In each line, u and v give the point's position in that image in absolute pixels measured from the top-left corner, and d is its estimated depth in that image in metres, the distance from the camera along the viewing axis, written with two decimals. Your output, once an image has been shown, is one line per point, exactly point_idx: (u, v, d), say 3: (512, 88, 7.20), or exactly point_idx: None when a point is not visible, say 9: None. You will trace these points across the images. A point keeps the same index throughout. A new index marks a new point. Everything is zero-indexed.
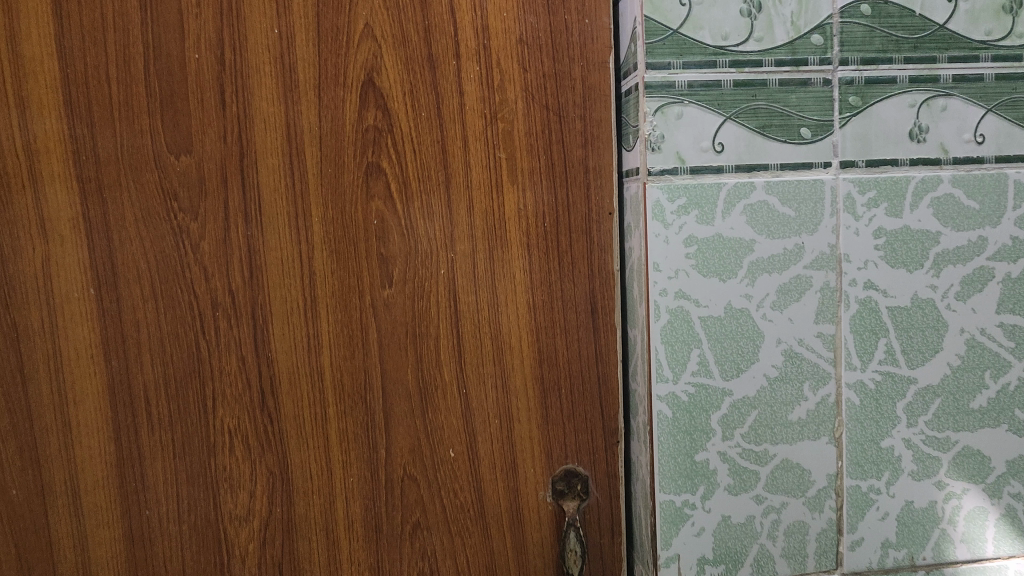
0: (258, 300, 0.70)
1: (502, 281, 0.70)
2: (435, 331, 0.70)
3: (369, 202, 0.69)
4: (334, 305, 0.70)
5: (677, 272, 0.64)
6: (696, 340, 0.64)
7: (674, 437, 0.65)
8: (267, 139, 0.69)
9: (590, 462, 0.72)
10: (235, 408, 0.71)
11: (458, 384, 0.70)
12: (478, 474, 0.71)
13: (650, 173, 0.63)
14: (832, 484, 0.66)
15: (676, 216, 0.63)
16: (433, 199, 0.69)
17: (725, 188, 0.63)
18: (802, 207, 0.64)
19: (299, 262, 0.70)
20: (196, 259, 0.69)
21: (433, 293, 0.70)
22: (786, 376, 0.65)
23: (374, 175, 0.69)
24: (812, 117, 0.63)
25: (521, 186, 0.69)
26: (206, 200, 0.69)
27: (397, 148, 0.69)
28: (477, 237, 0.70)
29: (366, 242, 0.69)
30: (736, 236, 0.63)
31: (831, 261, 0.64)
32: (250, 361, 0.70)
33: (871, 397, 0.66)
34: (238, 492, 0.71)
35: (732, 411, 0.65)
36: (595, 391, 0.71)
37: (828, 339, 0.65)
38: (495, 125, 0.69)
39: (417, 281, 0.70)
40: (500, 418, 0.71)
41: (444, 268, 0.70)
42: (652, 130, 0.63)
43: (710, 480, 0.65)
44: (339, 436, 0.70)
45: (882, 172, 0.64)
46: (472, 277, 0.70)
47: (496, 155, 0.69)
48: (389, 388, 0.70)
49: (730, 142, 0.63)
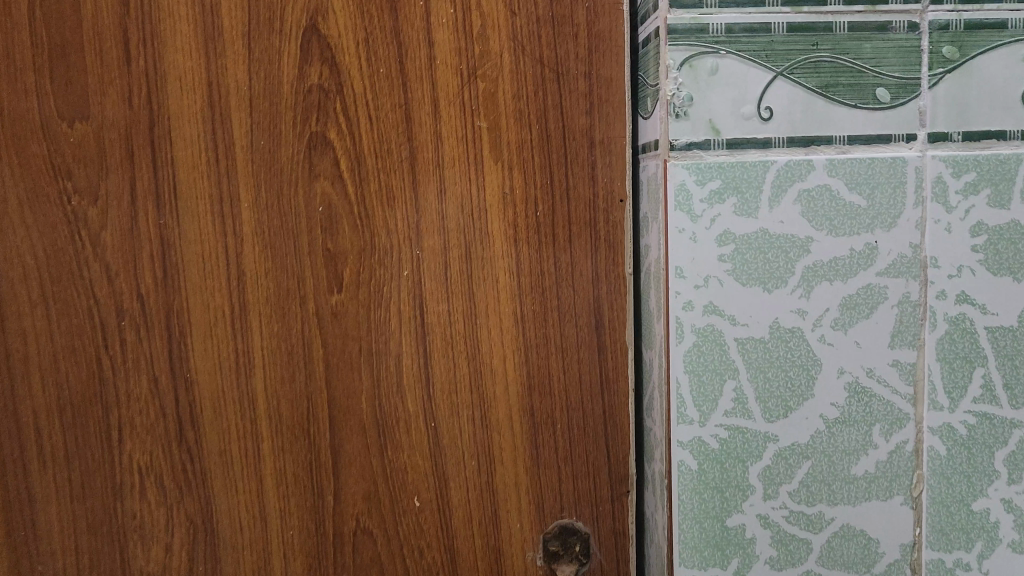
0: (174, 307, 0.55)
1: (482, 286, 0.55)
2: (397, 348, 0.55)
3: (313, 184, 0.54)
4: (270, 314, 0.55)
5: (707, 280, 0.48)
6: (731, 370, 0.49)
7: (699, 496, 0.50)
8: (184, 102, 0.54)
9: (592, 517, 0.57)
10: (147, 442, 0.56)
11: (426, 415, 0.56)
12: (449, 527, 0.57)
13: (673, 148, 0.47)
14: (906, 558, 0.50)
15: (707, 206, 0.48)
16: (395, 181, 0.54)
17: (773, 169, 0.47)
18: (876, 195, 0.48)
19: (224, 260, 0.55)
20: (96, 254, 0.55)
21: (394, 300, 0.55)
22: (849, 418, 0.49)
23: (319, 148, 0.54)
24: (892, 74, 0.47)
25: (507, 164, 0.54)
26: (107, 180, 0.54)
27: (348, 114, 0.54)
28: (450, 230, 0.54)
29: (309, 235, 0.55)
30: (786, 232, 0.48)
31: (912, 267, 0.48)
32: (164, 383, 0.56)
33: (961, 446, 0.50)
34: (150, 546, 0.57)
35: (777, 463, 0.49)
36: (597, 427, 0.56)
37: (906, 370, 0.49)
38: (475, 85, 0.53)
39: (373, 285, 0.55)
40: (478, 459, 0.56)
41: (409, 269, 0.55)
42: (677, 90, 0.47)
43: (745, 551, 0.50)
44: (275, 479, 0.57)
45: (984, 148, 0.48)
46: (444, 281, 0.55)
47: (476, 123, 0.53)
48: (338, 419, 0.56)
49: (781, 106, 0.47)
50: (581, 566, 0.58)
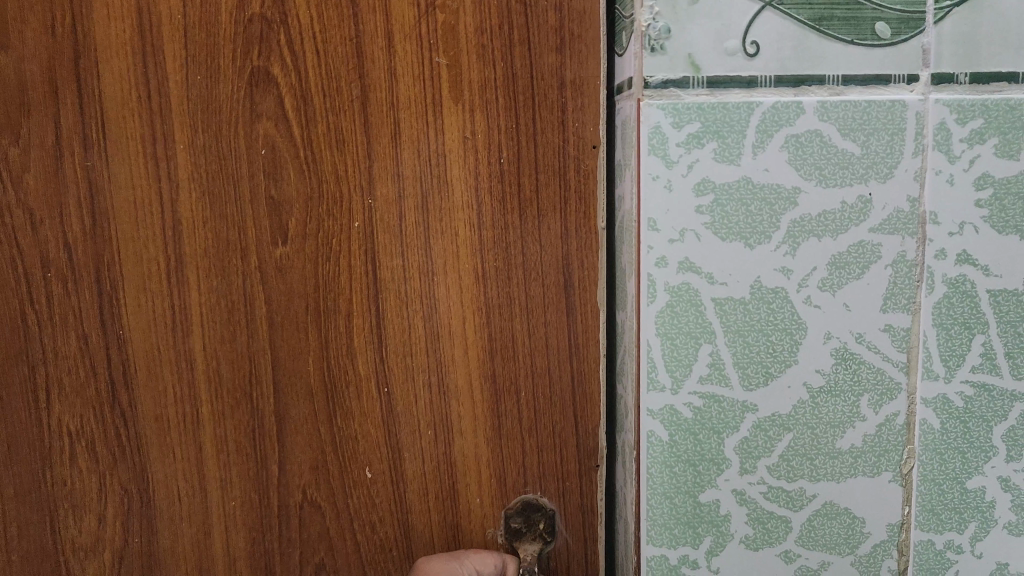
0: (104, 257, 0.51)
1: (439, 239, 0.50)
2: (348, 308, 0.51)
3: (255, 125, 0.49)
4: (209, 268, 0.51)
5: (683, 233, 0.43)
6: (707, 333, 0.44)
7: (670, 469, 0.46)
8: (111, 31, 0.48)
9: (558, 494, 0.53)
10: (76, 405, 0.52)
11: (379, 380, 0.52)
12: (404, 502, 0.53)
13: (648, 85, 0.43)
14: (893, 539, 0.47)
15: (684, 151, 0.43)
16: (345, 122, 0.49)
17: (758, 111, 0.43)
18: (871, 142, 0.43)
19: (157, 208, 0.50)
20: (19, 199, 0.50)
21: (344, 255, 0.51)
22: (835, 387, 0.45)
23: (261, 86, 0.49)
24: (893, 7, 0.43)
25: (469, 104, 0.49)
26: (29, 118, 0.49)
27: (293, 47, 0.48)
28: (405, 178, 0.50)
29: (251, 180, 0.50)
30: (772, 182, 0.43)
31: (909, 222, 0.44)
32: (94, 342, 0.52)
33: (956, 420, 0.46)
34: (82, 516, 0.54)
35: (756, 435, 0.45)
36: (567, 397, 0.52)
37: (899, 335, 0.45)
38: (434, 18, 0.48)
39: (322, 238, 0.50)
40: (435, 428, 0.52)
41: (360, 221, 0.50)
42: (652, 20, 0.42)
43: (719, 530, 0.46)
44: (215, 445, 0.53)
45: (994, 92, 0.43)
46: (398, 233, 0.50)
47: (435, 60, 0.49)
48: (283, 383, 0.52)
49: (769, 41, 0.42)
50: (546, 545, 0.54)
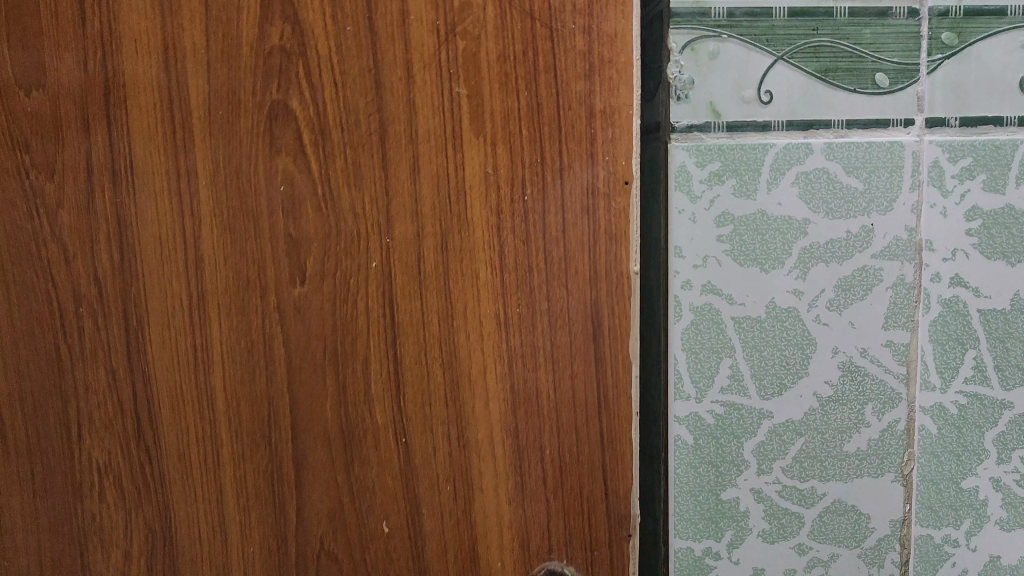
0: (132, 293, 0.48)
1: (459, 284, 0.47)
2: (365, 356, 0.48)
3: (274, 159, 0.46)
4: (228, 307, 0.48)
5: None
6: (728, 348, 0.50)
7: (695, 470, 0.51)
8: (120, 57, 0.45)
9: (585, 563, 0.50)
10: (105, 441, 0.50)
11: (396, 427, 0.49)
12: (422, 559, 0.50)
13: (675, 129, 0.48)
14: (896, 533, 0.52)
15: (707, 187, 0.49)
16: (362, 158, 0.46)
17: (772, 151, 0.48)
18: (873, 178, 0.49)
19: (180, 241, 0.47)
20: (54, 233, 0.48)
21: (364, 299, 0.47)
22: (843, 396, 0.50)
23: (280, 119, 0.45)
24: (890, 59, 0.48)
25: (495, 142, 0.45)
26: (63, 149, 0.47)
27: (312, 80, 0.45)
28: (424, 217, 0.46)
29: (270, 217, 0.46)
30: (785, 214, 0.49)
31: (907, 250, 0.49)
32: (121, 380, 0.49)
33: (951, 426, 0.51)
34: (108, 549, 0.51)
35: (772, 439, 0.51)
36: (594, 459, 0.49)
37: (900, 350, 0.50)
38: (453, 45, 0.44)
39: (340, 279, 0.47)
40: (455, 479, 0.49)
41: (378, 261, 0.47)
42: (679, 72, 0.48)
43: (739, 524, 0.51)
44: (234, 488, 0.50)
45: (981, 134, 0.49)
46: (417, 278, 0.47)
47: (455, 90, 0.45)
48: (302, 431, 0.49)
49: (781, 90, 0.48)
50: None
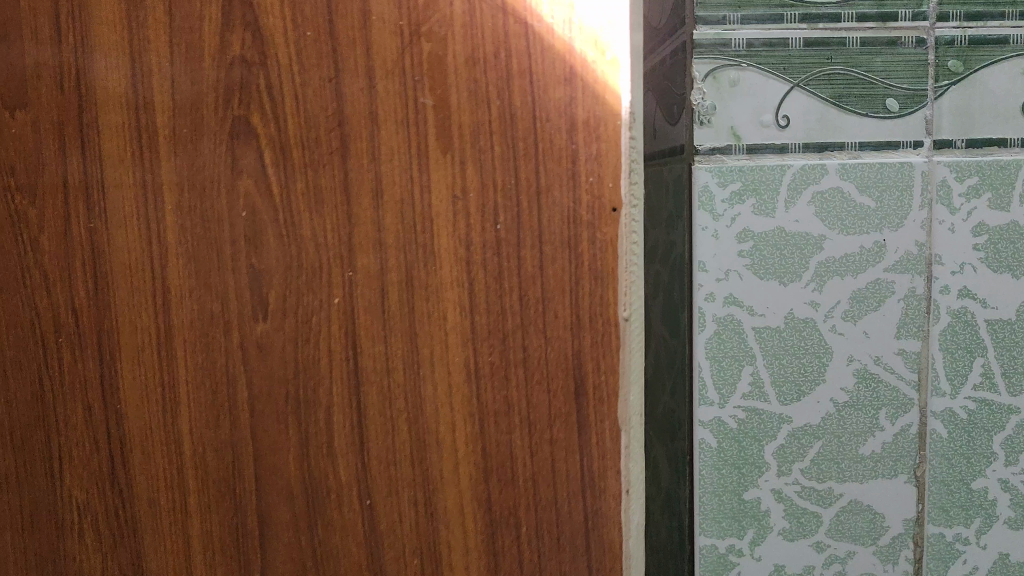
0: (107, 317, 0.44)
1: (428, 326, 0.43)
2: (329, 400, 0.43)
3: (235, 176, 0.42)
4: (193, 342, 0.43)
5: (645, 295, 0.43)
6: (749, 356, 0.53)
7: (720, 472, 0.54)
8: (97, 44, 0.42)
9: None
10: (83, 475, 0.45)
11: (358, 488, 0.44)
12: None
13: (698, 152, 0.52)
14: (909, 532, 0.55)
15: (729, 205, 0.52)
16: (323, 178, 0.42)
17: (789, 172, 0.52)
18: (885, 197, 0.52)
19: (153, 257, 0.43)
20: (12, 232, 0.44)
21: (323, 336, 0.43)
22: (858, 401, 0.53)
23: (240, 137, 0.42)
24: (901, 85, 0.52)
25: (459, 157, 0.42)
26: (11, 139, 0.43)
27: (272, 71, 0.41)
28: (387, 247, 0.42)
29: (231, 245, 0.43)
30: (802, 231, 0.52)
31: (917, 263, 0.52)
32: (99, 413, 0.44)
33: (961, 430, 0.54)
34: None
35: (791, 442, 0.54)
36: None
37: (912, 358, 0.53)
38: (417, 46, 0.41)
39: (302, 317, 0.43)
40: (416, 518, 0.44)
41: (339, 296, 0.42)
42: (701, 99, 0.51)
43: (761, 523, 0.54)
44: (156, 571, 0.46)
45: (986, 155, 0.52)
46: (380, 316, 0.43)
47: (420, 99, 0.41)
48: (264, 482, 0.44)
49: (797, 115, 0.52)
50: None
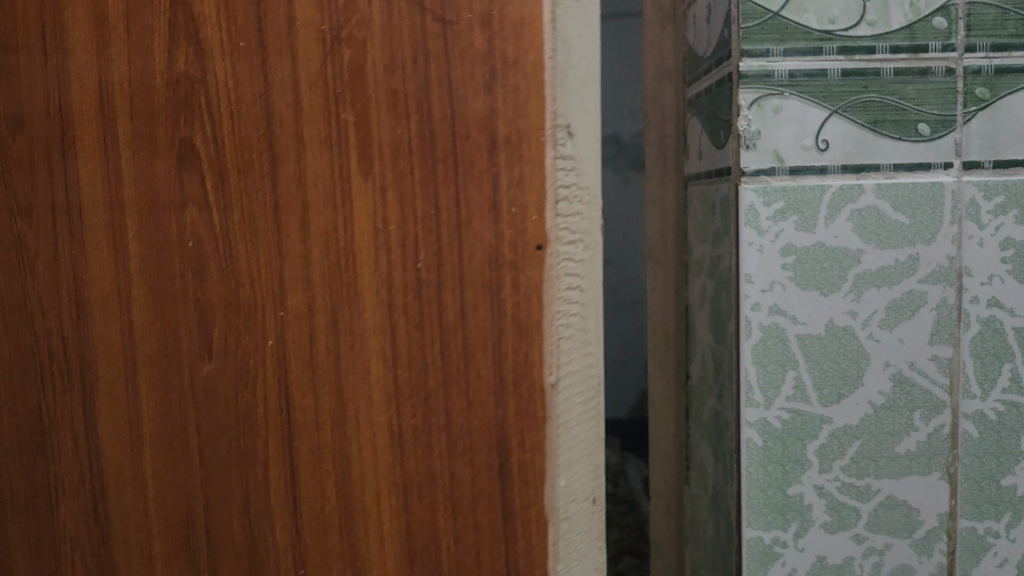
0: (87, 358, 0.39)
1: (351, 377, 0.36)
2: (264, 455, 0.38)
3: (179, 171, 0.37)
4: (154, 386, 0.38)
5: (579, 334, 0.37)
6: (792, 361, 0.57)
7: (765, 468, 0.58)
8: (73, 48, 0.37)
9: None
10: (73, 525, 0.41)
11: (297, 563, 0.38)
12: None
13: (744, 173, 0.56)
14: (943, 526, 0.59)
15: (773, 222, 0.56)
16: (257, 206, 0.36)
17: (829, 192, 0.56)
18: (918, 214, 0.56)
19: (115, 314, 0.38)
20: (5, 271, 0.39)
21: (260, 389, 0.37)
22: (894, 403, 0.58)
23: (186, 158, 0.36)
24: (932, 111, 0.56)
25: (380, 180, 0.35)
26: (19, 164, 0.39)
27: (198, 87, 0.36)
28: (315, 285, 0.36)
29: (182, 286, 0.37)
30: (841, 246, 0.57)
31: (948, 275, 0.57)
32: (66, 460, 0.40)
33: (991, 430, 0.58)
34: None
35: (832, 441, 0.58)
36: None
37: (944, 363, 0.57)
38: (339, 56, 0.35)
39: (239, 358, 0.37)
40: None
41: (273, 339, 0.37)
42: (747, 125, 0.56)
43: (804, 516, 0.58)
44: None
45: (1012, 175, 0.56)
46: (310, 365, 0.37)
47: (341, 115, 0.35)
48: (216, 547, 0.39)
49: (836, 139, 0.56)
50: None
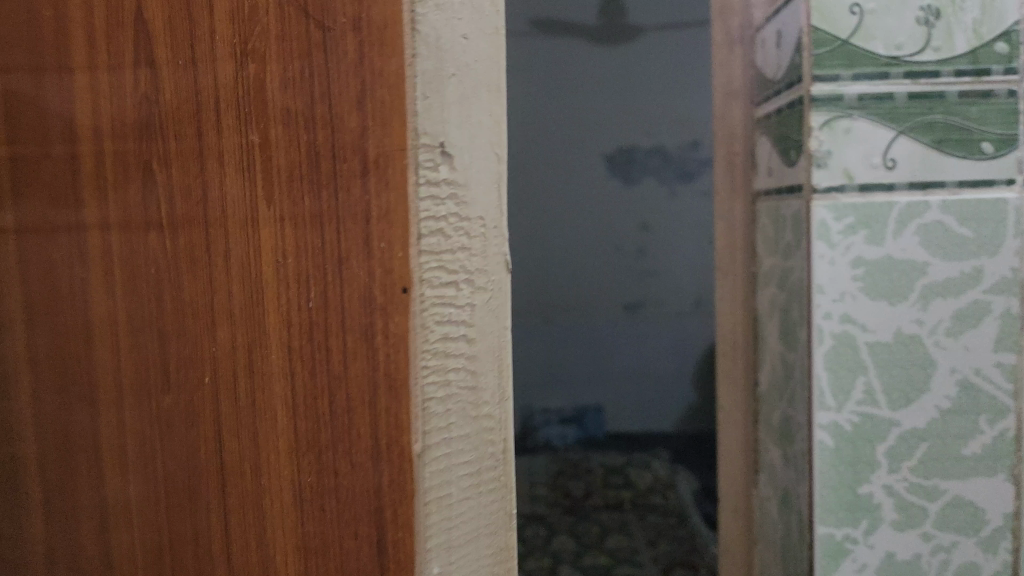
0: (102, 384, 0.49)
1: (260, 421, 0.48)
2: (207, 491, 0.49)
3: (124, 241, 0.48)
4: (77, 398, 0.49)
5: (463, 399, 0.49)
6: (862, 368, 0.61)
7: (836, 469, 0.61)
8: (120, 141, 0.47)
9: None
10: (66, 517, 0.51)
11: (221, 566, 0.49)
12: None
13: (816, 190, 0.60)
14: (1007, 525, 0.61)
15: (843, 236, 0.60)
16: (196, 281, 0.47)
17: (896, 208, 0.60)
18: (982, 228, 0.60)
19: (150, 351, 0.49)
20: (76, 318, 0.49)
21: (202, 431, 0.48)
22: (960, 408, 0.61)
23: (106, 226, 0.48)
24: (994, 131, 0.59)
25: (264, 251, 0.46)
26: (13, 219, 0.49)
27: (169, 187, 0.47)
28: (234, 343, 0.47)
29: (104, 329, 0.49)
30: (908, 258, 0.60)
31: (1012, 286, 0.60)
32: (117, 470, 0.50)
33: None
34: None
35: (901, 443, 0.61)
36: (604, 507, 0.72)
37: (1008, 369, 0.60)
38: (244, 67, 0.46)
39: (188, 406, 0.48)
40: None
41: (124, 382, 0.49)
42: (819, 145, 0.60)
43: (873, 514, 0.62)
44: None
45: None
46: (235, 408, 0.48)
47: (252, 138, 0.46)
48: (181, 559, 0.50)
49: (903, 157, 0.59)
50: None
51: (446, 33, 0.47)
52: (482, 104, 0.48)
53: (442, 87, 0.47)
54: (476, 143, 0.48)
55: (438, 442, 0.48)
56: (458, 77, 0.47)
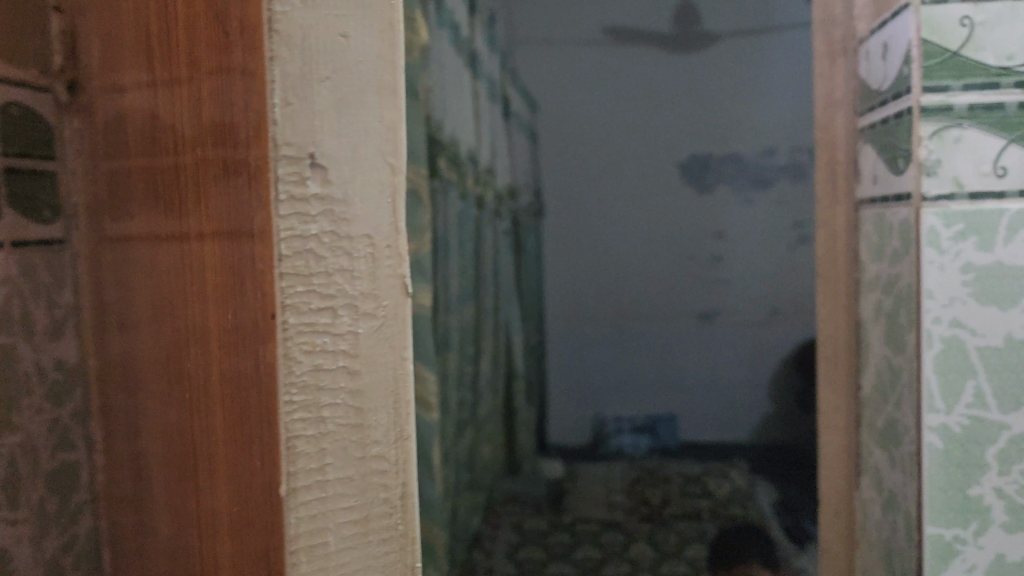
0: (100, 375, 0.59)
1: (201, 419, 0.51)
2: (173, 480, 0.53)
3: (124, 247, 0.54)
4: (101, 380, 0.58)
5: (342, 429, 0.52)
6: (971, 372, 0.62)
7: (946, 470, 0.63)
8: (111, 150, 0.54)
9: None
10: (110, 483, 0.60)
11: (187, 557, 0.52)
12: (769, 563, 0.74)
13: (925, 198, 0.61)
14: None
15: (953, 242, 0.61)
16: (167, 289, 0.51)
17: (1007, 215, 0.61)
18: None
19: (125, 346, 0.55)
20: (86, 320, 0.59)
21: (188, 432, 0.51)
22: None
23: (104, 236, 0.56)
24: None
25: (191, 254, 0.50)
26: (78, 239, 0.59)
27: (155, 190, 0.51)
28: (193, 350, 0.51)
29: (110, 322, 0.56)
30: (1018, 264, 0.61)
31: None
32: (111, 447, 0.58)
33: None
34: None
35: (1011, 446, 0.62)
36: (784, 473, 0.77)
37: None
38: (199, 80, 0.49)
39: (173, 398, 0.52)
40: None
41: (131, 377, 0.55)
42: (928, 154, 0.61)
43: (984, 516, 0.63)
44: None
45: None
46: (192, 407, 0.51)
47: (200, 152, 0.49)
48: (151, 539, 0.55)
49: (1013, 166, 0.61)
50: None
51: (321, 37, 0.50)
52: (354, 117, 0.51)
53: (309, 94, 0.49)
54: (359, 151, 0.51)
55: (307, 483, 0.50)
56: (332, 82, 0.50)
